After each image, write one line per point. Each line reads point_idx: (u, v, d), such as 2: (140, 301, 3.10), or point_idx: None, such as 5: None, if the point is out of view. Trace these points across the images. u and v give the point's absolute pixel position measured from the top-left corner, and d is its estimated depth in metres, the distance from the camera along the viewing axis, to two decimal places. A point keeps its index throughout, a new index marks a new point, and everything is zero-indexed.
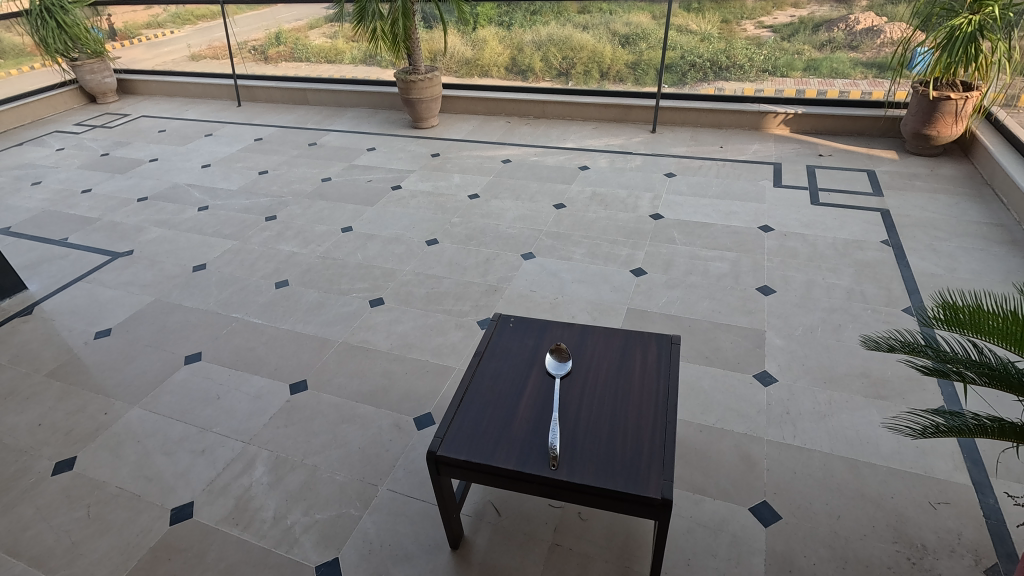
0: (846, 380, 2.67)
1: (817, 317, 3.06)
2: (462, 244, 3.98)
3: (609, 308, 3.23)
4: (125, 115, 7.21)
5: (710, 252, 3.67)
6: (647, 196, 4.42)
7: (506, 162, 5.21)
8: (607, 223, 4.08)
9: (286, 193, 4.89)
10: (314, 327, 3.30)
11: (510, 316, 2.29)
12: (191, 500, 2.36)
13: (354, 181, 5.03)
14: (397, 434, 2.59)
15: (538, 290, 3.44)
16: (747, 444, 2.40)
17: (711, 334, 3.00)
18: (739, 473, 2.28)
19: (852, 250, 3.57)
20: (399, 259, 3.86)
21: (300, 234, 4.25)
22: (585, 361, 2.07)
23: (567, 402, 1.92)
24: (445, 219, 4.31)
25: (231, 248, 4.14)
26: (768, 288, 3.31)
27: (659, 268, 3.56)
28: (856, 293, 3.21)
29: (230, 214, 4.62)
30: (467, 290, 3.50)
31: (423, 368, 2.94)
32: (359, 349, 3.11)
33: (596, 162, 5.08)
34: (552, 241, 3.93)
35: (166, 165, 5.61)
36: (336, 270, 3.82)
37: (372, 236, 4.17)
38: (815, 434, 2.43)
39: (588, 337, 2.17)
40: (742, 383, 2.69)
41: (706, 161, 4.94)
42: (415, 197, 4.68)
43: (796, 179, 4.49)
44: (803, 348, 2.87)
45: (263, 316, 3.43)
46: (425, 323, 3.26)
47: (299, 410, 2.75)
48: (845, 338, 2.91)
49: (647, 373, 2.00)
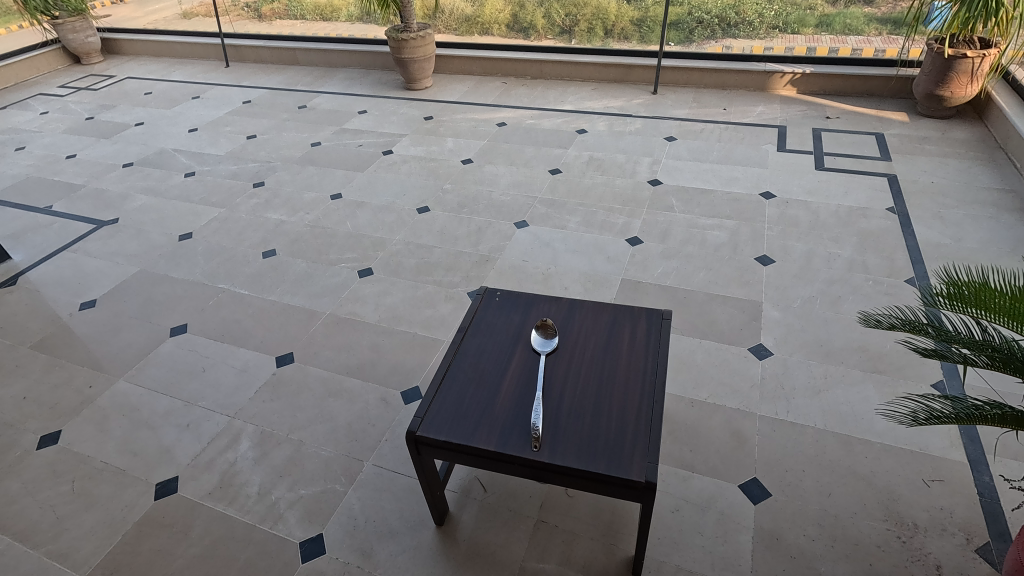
0: (843, 353, 2.60)
1: (816, 289, 2.97)
2: (454, 213, 3.87)
3: (602, 281, 3.16)
4: (110, 76, 6.99)
5: (708, 220, 3.56)
6: (646, 160, 4.28)
7: (501, 126, 5.05)
8: (604, 190, 3.96)
9: (275, 158, 4.76)
10: (301, 299, 3.23)
11: (497, 290, 2.22)
12: (175, 475, 2.34)
13: (345, 147, 4.87)
14: (384, 409, 2.55)
15: (530, 261, 3.36)
16: (738, 420, 2.35)
17: (706, 307, 2.92)
18: (730, 450, 2.24)
19: (855, 218, 3.44)
20: (388, 228, 3.77)
21: (288, 203, 4.15)
22: (572, 338, 2.00)
23: (553, 382, 1.85)
24: (436, 186, 4.19)
25: (218, 217, 4.05)
26: (767, 258, 3.20)
27: (656, 238, 3.45)
28: (857, 263, 3.11)
29: (217, 181, 4.50)
30: (458, 262, 3.41)
31: (412, 342, 2.89)
32: (348, 321, 3.05)
33: (594, 126, 4.90)
34: (546, 209, 3.82)
35: (152, 130, 5.45)
36: (325, 239, 3.73)
37: (362, 204, 4.06)
38: (809, 409, 2.38)
39: (576, 312, 2.10)
40: (736, 357, 2.63)
41: (708, 124, 4.75)
42: (405, 163, 4.54)
43: (801, 143, 4.31)
44: (801, 321, 2.79)
45: (250, 287, 3.36)
46: (415, 295, 3.19)
47: (286, 384, 2.72)
48: (844, 311, 2.82)
49: (638, 350, 1.93)
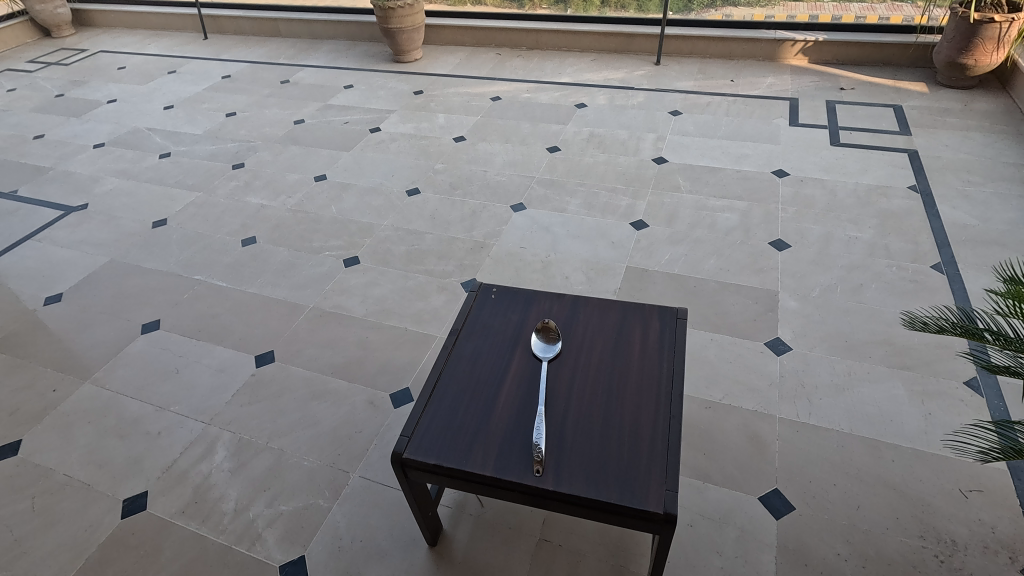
0: (867, 347, 2.41)
1: (836, 276, 2.76)
2: (446, 195, 3.63)
3: (605, 269, 2.94)
4: (82, 50, 6.62)
5: (718, 201, 3.33)
6: (650, 136, 4.03)
7: (495, 100, 4.76)
8: (605, 169, 3.72)
9: (256, 137, 4.48)
10: (283, 290, 3.01)
11: (492, 286, 2.00)
12: (145, 489, 2.15)
13: (330, 124, 4.59)
14: (372, 413, 2.36)
15: (528, 248, 3.15)
16: (756, 423, 2.17)
17: (718, 297, 2.72)
18: (748, 456, 2.06)
19: (876, 198, 3.22)
20: (376, 212, 3.53)
21: (269, 185, 3.89)
22: (577, 341, 1.79)
23: (556, 393, 1.64)
24: (427, 166, 3.94)
25: (194, 201, 3.79)
26: (782, 243, 2.99)
27: (662, 221, 3.23)
28: (879, 247, 2.90)
29: (194, 162, 4.23)
30: (451, 249, 3.19)
31: (402, 338, 2.68)
32: (332, 316, 2.84)
33: (594, 99, 4.62)
34: (545, 191, 3.59)
35: (125, 107, 5.14)
36: (308, 225, 3.49)
37: (348, 186, 3.81)
38: (832, 410, 2.20)
39: (580, 311, 1.89)
40: (751, 353, 2.43)
41: (715, 96, 4.48)
42: (394, 141, 4.27)
43: (814, 116, 4.06)
44: (820, 312, 2.59)
45: (228, 278, 3.13)
46: (405, 286, 2.97)
47: (265, 386, 2.52)
48: (866, 300, 2.62)
49: (651, 355, 1.73)
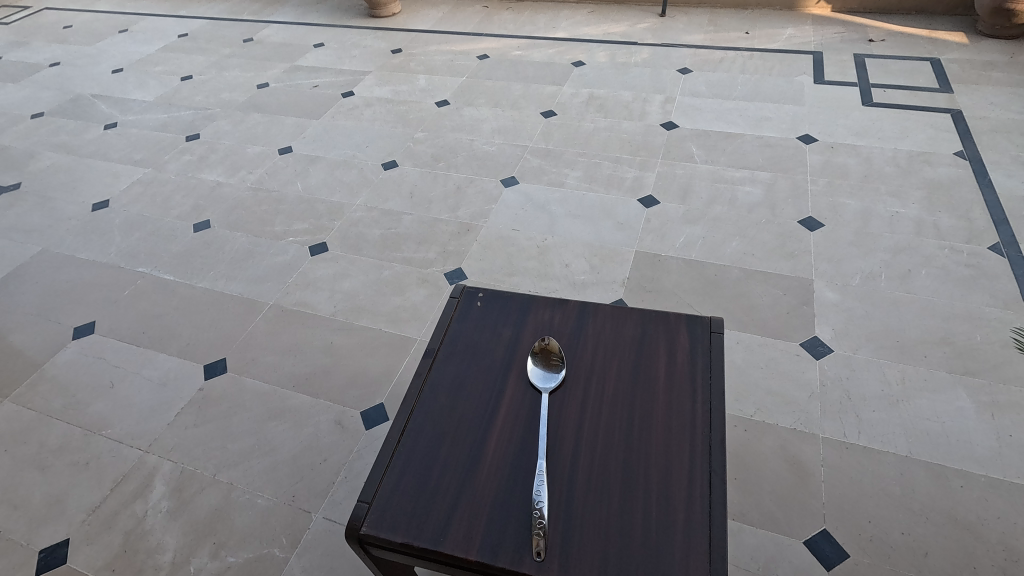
0: (922, 348, 2.05)
1: (879, 260, 2.38)
2: (427, 168, 3.19)
3: (611, 255, 2.55)
4: (23, 8, 5.97)
5: (738, 173, 2.92)
6: (657, 98, 3.57)
7: (482, 58, 4.26)
8: (608, 136, 3.29)
9: (214, 104, 3.98)
10: (238, 285, 2.60)
11: (479, 291, 1.61)
12: (66, 537, 1.79)
13: (297, 87, 4.09)
14: (339, 436, 2.00)
15: (522, 230, 2.74)
16: (797, 446, 1.82)
17: (743, 287, 2.34)
18: (789, 488, 1.72)
19: (918, 166, 2.82)
20: (348, 190, 3.09)
21: (226, 159, 3.43)
22: (585, 365, 1.40)
23: (561, 439, 1.26)
24: (406, 135, 3.49)
25: (141, 178, 3.33)
26: (813, 221, 2.59)
27: (675, 197, 2.82)
28: (926, 225, 2.51)
29: (143, 133, 3.75)
30: (432, 232, 2.78)
31: (375, 341, 2.30)
32: (295, 314, 2.44)
33: (592, 57, 4.13)
34: (540, 162, 3.16)
35: (69, 71, 4.59)
36: (270, 205, 3.05)
37: (316, 159, 3.36)
38: (885, 428, 1.85)
39: (588, 324, 1.49)
40: (785, 356, 2.07)
41: (729, 51, 4.00)
42: (369, 106, 3.80)
43: (841, 72, 3.61)
44: (863, 304, 2.22)
45: (175, 269, 2.71)
46: (379, 278, 2.57)
47: (215, 402, 2.14)
48: (916, 289, 2.25)
49: (680, 384, 1.35)
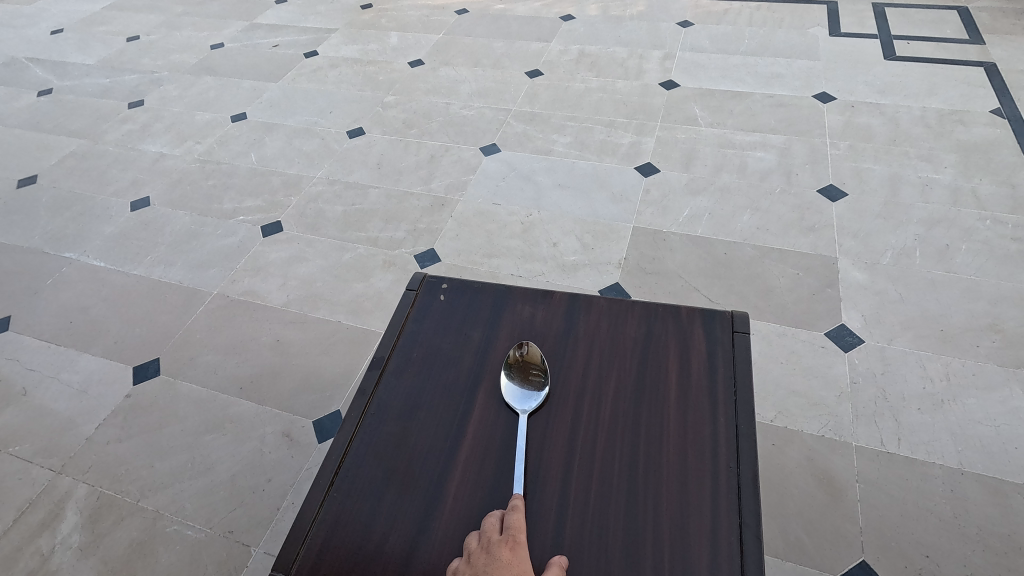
0: (967, 337, 1.76)
1: (912, 234, 2.08)
2: (398, 135, 2.84)
3: (605, 231, 2.24)
4: None
5: (747, 136, 2.58)
6: (655, 54, 3.21)
7: (461, 13, 3.85)
8: (601, 97, 2.93)
9: (162, 67, 3.57)
10: (178, 271, 2.27)
11: (443, 282, 1.29)
12: None
13: (255, 48, 3.68)
14: (287, 452, 1.70)
15: (504, 204, 2.41)
16: (827, 457, 1.53)
17: (757, 268, 2.03)
18: (819, 510, 1.44)
19: (951, 126, 2.49)
20: (308, 161, 2.74)
21: (173, 127, 3.05)
22: (575, 375, 1.08)
23: (543, 478, 0.94)
24: (375, 98, 3.11)
25: (75, 150, 2.95)
26: (834, 190, 2.28)
27: (676, 164, 2.50)
28: (964, 192, 2.20)
29: (81, 99, 3.34)
30: (402, 208, 2.44)
31: (333, 337, 1.99)
32: (242, 305, 2.12)
33: (583, 10, 3.73)
34: (524, 127, 2.81)
35: (3, 33, 4.14)
36: (219, 178, 2.69)
37: (273, 127, 2.98)
38: (929, 433, 1.56)
39: (579, 321, 1.17)
40: (809, 349, 1.78)
41: (733, 2, 3.62)
42: (335, 67, 3.40)
43: (859, 23, 3.25)
44: (897, 286, 1.92)
45: (107, 253, 2.37)
46: (340, 261, 2.24)
47: (144, 411, 1.83)
48: (957, 267, 1.95)
49: (698, 400, 1.02)
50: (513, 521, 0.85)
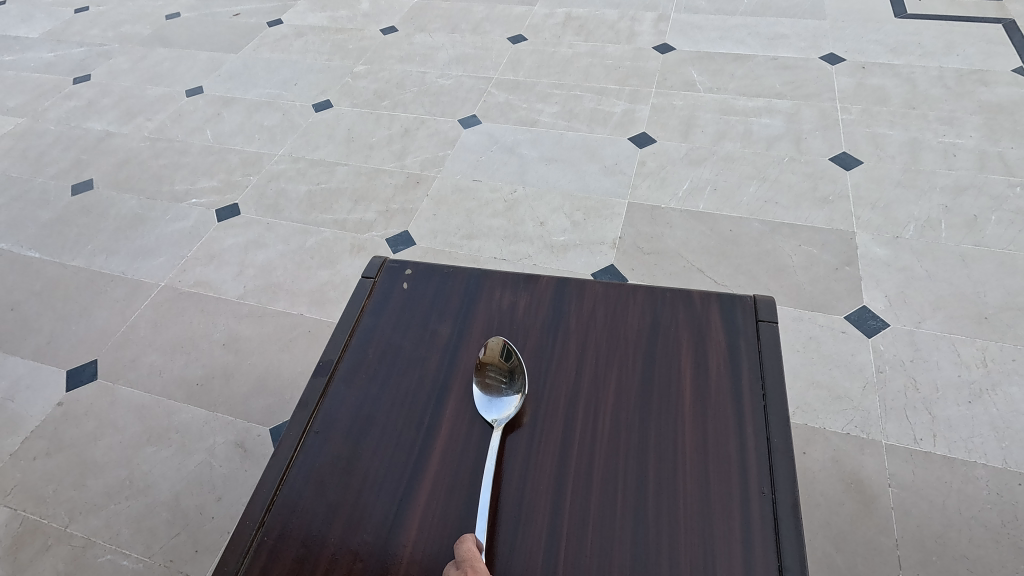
0: (1004, 316, 1.57)
1: (936, 203, 1.88)
2: (369, 107, 2.59)
3: (597, 206, 2.02)
4: None
5: (750, 101, 2.37)
6: (648, 15, 2.96)
7: None
8: (590, 62, 2.69)
9: (112, 39, 3.28)
10: (122, 261, 2.03)
11: (406, 266, 1.06)
12: None
13: (214, 17, 3.39)
14: (240, 465, 1.49)
15: (485, 179, 2.19)
16: (855, 457, 1.35)
17: (767, 244, 1.83)
18: (849, 520, 1.25)
19: (972, 86, 2.29)
20: (269, 136, 2.49)
21: (121, 103, 2.78)
22: (566, 376, 0.87)
23: (527, 510, 0.73)
24: (344, 68, 2.85)
25: (12, 129, 2.68)
26: (848, 158, 2.07)
27: (674, 133, 2.28)
28: (992, 157, 2.00)
29: (21, 75, 3.05)
30: (373, 186, 2.21)
31: (295, 332, 1.77)
32: (193, 298, 1.89)
33: None
34: (507, 96, 2.57)
35: None
36: (171, 157, 2.44)
37: (232, 101, 2.72)
38: (970, 428, 1.37)
39: (570, 310, 0.95)
40: (829, 335, 1.58)
41: None
42: (301, 35, 3.13)
43: None
44: (923, 262, 1.72)
45: (43, 242, 2.12)
46: (304, 246, 2.01)
47: (76, 421, 1.60)
48: (987, 239, 1.76)
49: (719, 405, 0.81)
50: (465, 550, 0.64)
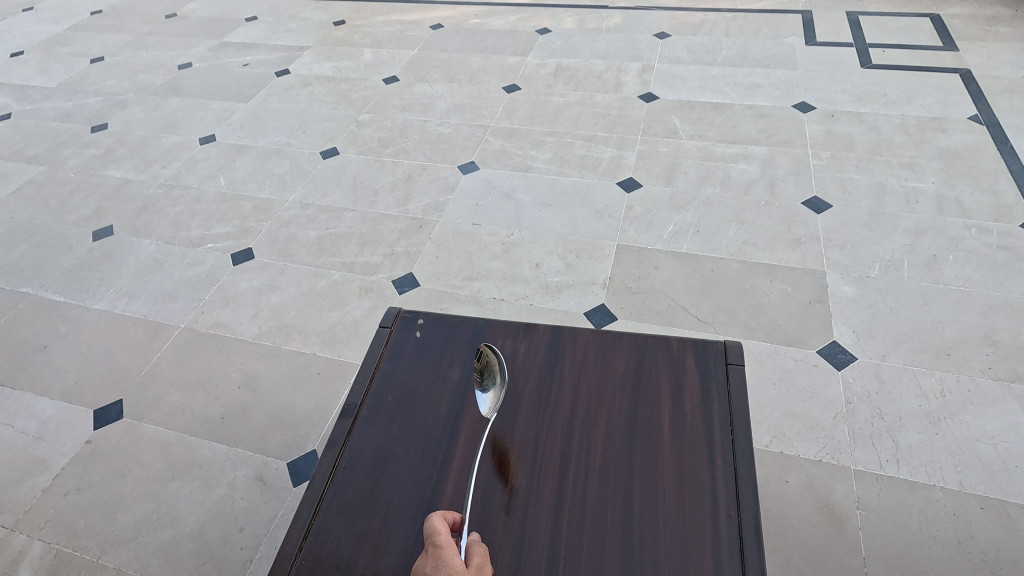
0: (961, 349, 1.72)
1: (899, 244, 2.05)
2: (373, 155, 2.76)
3: (588, 248, 2.18)
4: None
5: (728, 148, 2.55)
6: (633, 66, 3.17)
7: (435, 28, 3.79)
8: (580, 111, 2.88)
9: (126, 89, 3.45)
10: (143, 304, 2.15)
11: (418, 316, 1.20)
12: None
13: (224, 67, 3.58)
14: (259, 497, 1.60)
15: (484, 223, 2.34)
16: (826, 482, 1.48)
17: (745, 284, 1.98)
18: (821, 541, 1.38)
19: (931, 134, 2.48)
20: (280, 183, 2.64)
21: (137, 152, 2.93)
22: (562, 416, 1.00)
23: (530, 535, 0.85)
24: (349, 117, 3.03)
25: (33, 177, 2.82)
26: (819, 201, 2.25)
27: (658, 178, 2.45)
28: (949, 201, 2.18)
29: (40, 124, 3.21)
30: (378, 230, 2.36)
31: (309, 370, 1.89)
32: (211, 339, 2.01)
33: (558, 23, 3.69)
34: (502, 143, 2.74)
35: None
36: (186, 203, 2.59)
37: (243, 149, 2.89)
38: (930, 454, 1.51)
39: (565, 357, 1.09)
40: (802, 368, 1.72)
41: (709, 14, 3.61)
42: (308, 85, 3.32)
43: (834, 32, 3.25)
44: (887, 299, 1.88)
45: (66, 287, 2.24)
46: (315, 289, 2.15)
47: (104, 458, 1.71)
48: (945, 278, 1.92)
49: (694, 440, 0.95)
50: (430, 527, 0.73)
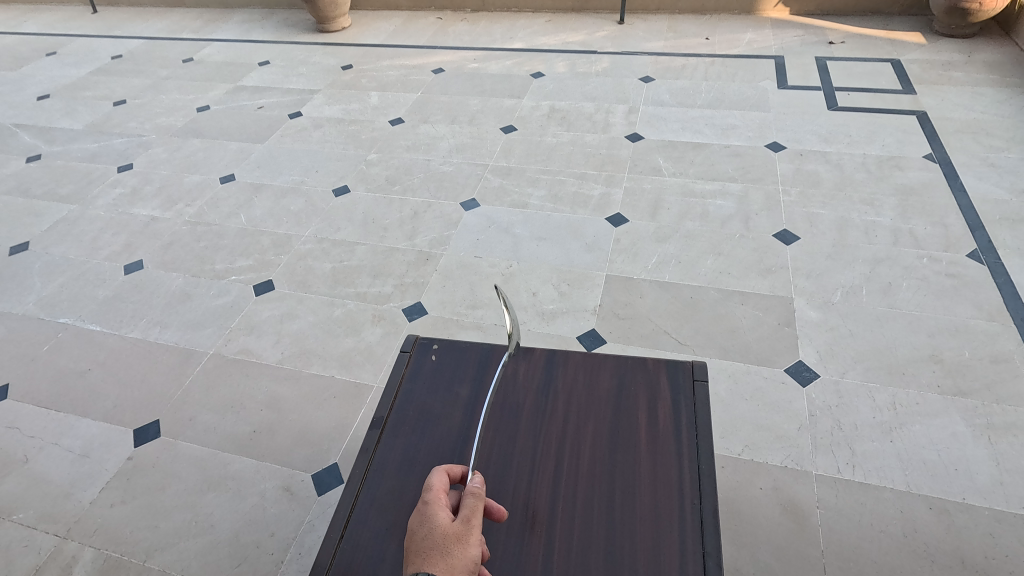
0: (911, 367, 1.94)
1: (859, 273, 2.28)
2: (382, 192, 3.00)
3: (580, 278, 2.40)
4: None
5: (706, 185, 2.80)
6: (620, 108, 3.44)
7: (437, 72, 4.07)
8: (571, 150, 3.14)
9: (149, 131, 3.70)
10: (174, 332, 2.35)
11: (433, 342, 1.41)
12: None
13: (240, 109, 3.84)
14: (287, 505, 1.78)
15: (485, 255, 2.57)
16: (791, 486, 1.67)
17: (722, 309, 2.20)
18: (786, 536, 1.57)
19: (890, 171, 2.74)
20: (296, 219, 2.87)
21: (162, 190, 3.16)
22: (557, 426, 1.20)
23: (531, 522, 1.05)
24: (358, 156, 3.27)
25: (66, 215, 3.04)
26: (788, 234, 2.48)
27: (643, 213, 2.69)
28: (904, 233, 2.42)
29: (70, 164, 3.45)
30: (388, 263, 2.58)
31: (328, 391, 2.09)
32: (238, 364, 2.21)
33: (551, 67, 3.98)
34: (501, 181, 2.99)
35: None
36: (210, 239, 2.80)
37: (261, 187, 3.12)
38: (882, 460, 1.71)
39: (558, 376, 1.30)
40: (771, 385, 1.93)
41: (690, 59, 3.91)
42: (319, 127, 3.58)
43: (804, 76, 3.54)
44: (847, 322, 2.10)
45: (102, 317, 2.44)
46: (332, 317, 2.36)
47: (145, 473, 1.89)
48: (899, 303, 2.15)
49: (665, 443, 1.15)
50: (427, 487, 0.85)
